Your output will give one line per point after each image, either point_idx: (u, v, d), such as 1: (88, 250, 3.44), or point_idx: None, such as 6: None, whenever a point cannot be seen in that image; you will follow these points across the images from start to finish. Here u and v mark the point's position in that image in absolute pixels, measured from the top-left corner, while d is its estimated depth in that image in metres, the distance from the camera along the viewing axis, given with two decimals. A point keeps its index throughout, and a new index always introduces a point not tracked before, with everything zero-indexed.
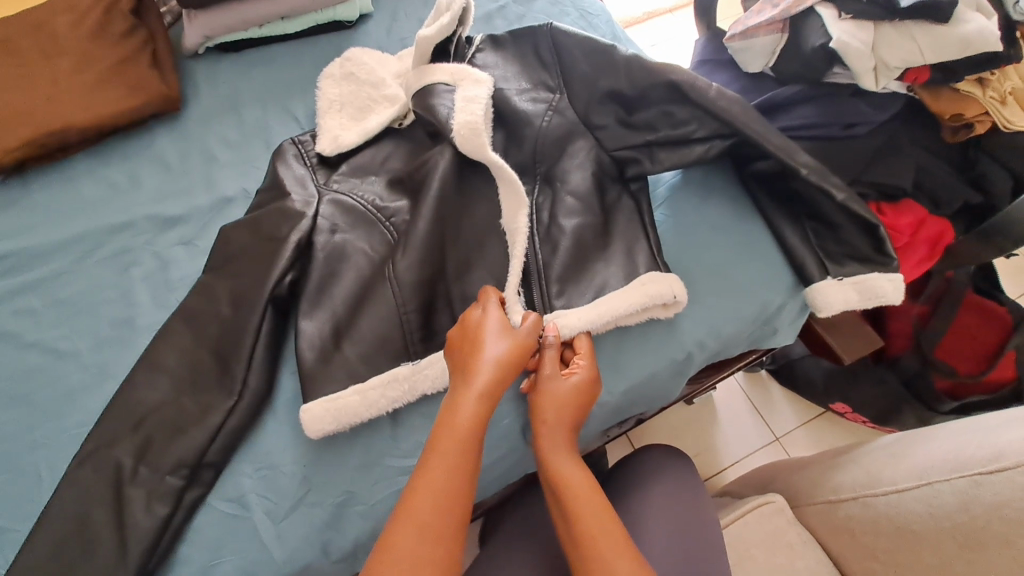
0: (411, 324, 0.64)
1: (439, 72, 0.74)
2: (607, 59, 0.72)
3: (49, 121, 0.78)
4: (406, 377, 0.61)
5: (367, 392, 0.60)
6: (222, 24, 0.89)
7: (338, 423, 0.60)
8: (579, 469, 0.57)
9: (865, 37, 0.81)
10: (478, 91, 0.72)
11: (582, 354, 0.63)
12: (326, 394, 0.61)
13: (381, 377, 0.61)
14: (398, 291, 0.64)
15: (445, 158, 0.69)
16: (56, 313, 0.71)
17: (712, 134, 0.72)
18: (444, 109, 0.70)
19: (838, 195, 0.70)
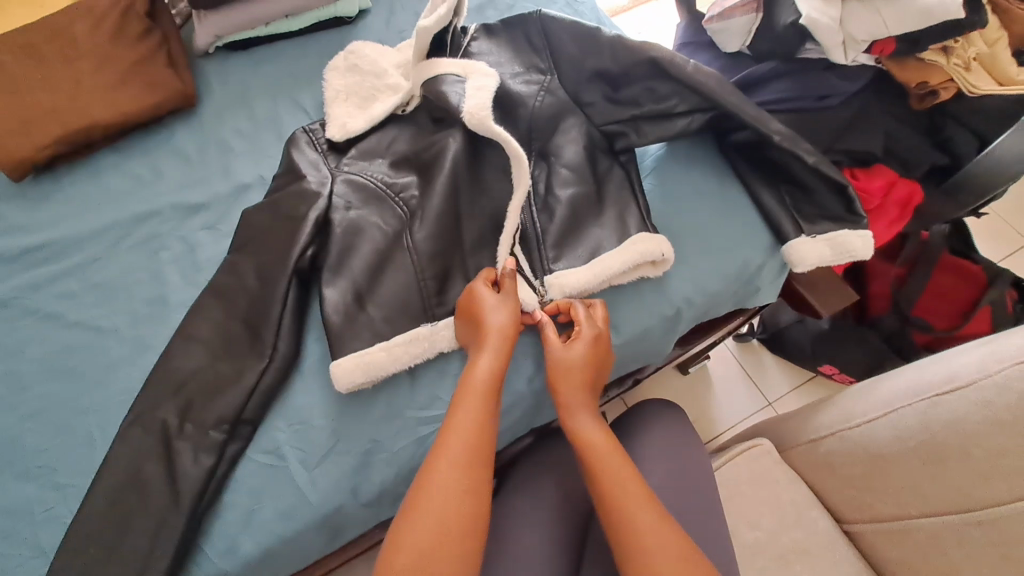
0: (428, 287, 0.71)
1: (446, 63, 0.80)
2: (593, 41, 0.78)
3: (76, 119, 0.84)
4: (425, 336, 0.68)
5: (392, 348, 0.67)
6: (231, 24, 0.95)
7: (367, 376, 0.66)
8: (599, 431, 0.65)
9: (833, 13, 0.87)
10: (487, 81, 0.78)
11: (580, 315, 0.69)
12: (355, 351, 0.67)
13: (403, 336, 0.67)
14: (415, 259, 0.72)
15: (457, 141, 0.76)
16: (94, 294, 0.77)
17: (693, 108, 0.79)
18: (455, 96, 0.76)
19: (810, 158, 0.77)
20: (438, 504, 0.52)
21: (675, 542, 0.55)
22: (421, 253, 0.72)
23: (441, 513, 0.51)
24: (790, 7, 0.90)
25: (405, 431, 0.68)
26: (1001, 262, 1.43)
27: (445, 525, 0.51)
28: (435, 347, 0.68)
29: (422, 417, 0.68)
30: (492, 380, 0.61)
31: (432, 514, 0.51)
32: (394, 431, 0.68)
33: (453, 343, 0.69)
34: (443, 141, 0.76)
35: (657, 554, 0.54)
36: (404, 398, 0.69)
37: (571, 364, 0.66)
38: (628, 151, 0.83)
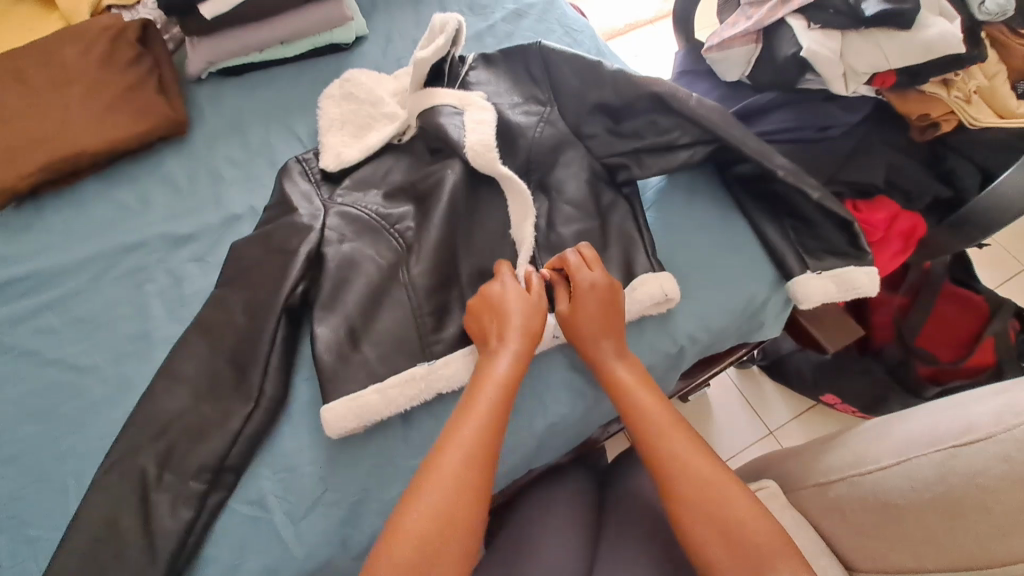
0: (426, 324, 0.69)
1: (444, 95, 0.79)
2: (595, 74, 0.78)
3: (63, 147, 0.82)
4: (421, 377, 0.65)
5: (386, 391, 0.64)
6: (226, 50, 0.93)
7: (360, 420, 0.63)
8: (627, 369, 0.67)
9: (833, 45, 0.91)
10: (484, 113, 0.76)
11: (590, 262, 0.69)
12: (348, 394, 0.64)
13: (399, 377, 0.65)
14: (411, 300, 0.69)
15: (456, 171, 0.74)
16: (74, 330, 0.74)
17: (695, 140, 0.79)
18: (456, 131, 0.75)
19: (814, 194, 0.77)
20: (437, 506, 0.52)
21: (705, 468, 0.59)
22: (418, 293, 0.69)
23: (440, 509, 0.52)
24: (790, 40, 0.93)
25: (398, 478, 0.65)
26: (999, 288, 1.42)
27: (445, 522, 0.51)
28: (432, 389, 0.65)
29: (417, 464, 0.65)
30: (512, 369, 0.61)
31: (429, 517, 0.51)
32: (387, 478, 0.64)
33: (450, 384, 0.66)
34: (439, 174, 0.75)
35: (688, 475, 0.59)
36: (398, 443, 0.66)
37: (584, 310, 0.67)
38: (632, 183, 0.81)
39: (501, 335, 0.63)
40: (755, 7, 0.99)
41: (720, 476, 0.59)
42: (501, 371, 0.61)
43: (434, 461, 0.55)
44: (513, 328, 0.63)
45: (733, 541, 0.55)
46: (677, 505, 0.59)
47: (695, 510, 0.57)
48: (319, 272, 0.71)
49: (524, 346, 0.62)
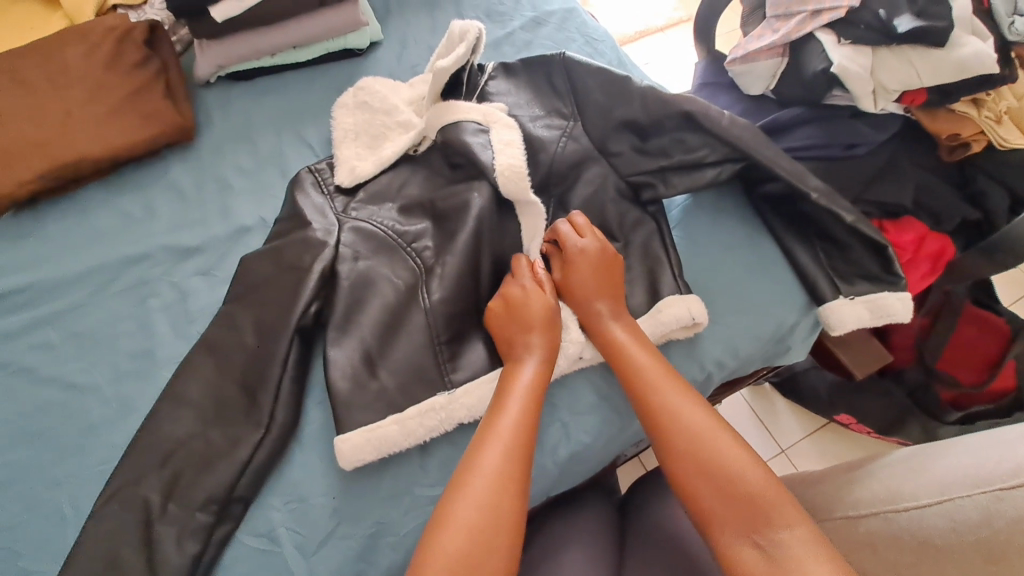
0: (444, 354, 0.67)
1: (469, 109, 0.76)
2: (622, 89, 0.76)
3: (65, 153, 0.79)
4: (441, 407, 0.63)
5: (406, 422, 0.62)
6: (236, 54, 0.89)
7: (379, 453, 0.61)
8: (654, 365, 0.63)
9: (863, 62, 0.88)
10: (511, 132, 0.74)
11: (582, 231, 0.70)
12: (365, 424, 0.62)
13: (417, 408, 0.63)
14: (431, 332, 0.67)
15: (484, 195, 0.72)
16: (73, 346, 0.70)
17: (723, 158, 0.76)
18: (484, 152, 0.72)
19: (848, 217, 0.75)
20: (477, 511, 0.52)
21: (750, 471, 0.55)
22: (439, 326, 0.67)
23: (477, 516, 0.52)
24: (819, 56, 0.91)
25: (414, 511, 0.61)
26: (1016, 307, 1.40)
27: (485, 527, 0.51)
28: (453, 419, 0.63)
29: (434, 496, 0.62)
30: (537, 377, 0.62)
31: (470, 524, 0.51)
32: (403, 511, 0.61)
33: (472, 414, 0.64)
34: (462, 195, 0.72)
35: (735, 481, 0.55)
36: (414, 473, 0.63)
37: (580, 280, 0.68)
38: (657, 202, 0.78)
39: (524, 338, 0.64)
40: (782, 20, 0.96)
41: (761, 481, 0.54)
42: (531, 373, 0.62)
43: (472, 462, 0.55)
44: (536, 332, 0.64)
45: (731, 485, 0.55)
46: (715, 516, 0.55)
47: (736, 519, 0.53)
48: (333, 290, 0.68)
49: (548, 349, 0.64)
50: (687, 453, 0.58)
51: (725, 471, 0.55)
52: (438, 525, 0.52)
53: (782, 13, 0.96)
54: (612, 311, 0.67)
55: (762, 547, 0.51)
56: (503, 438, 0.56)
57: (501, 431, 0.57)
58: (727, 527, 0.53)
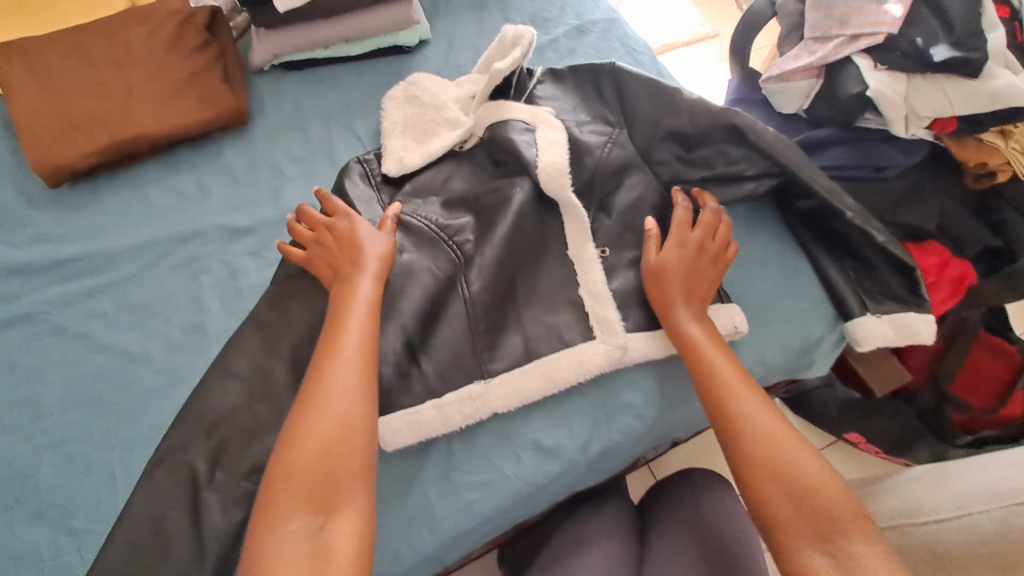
0: (479, 342, 0.69)
1: (517, 109, 0.79)
2: (669, 100, 0.78)
3: (125, 130, 0.82)
4: (477, 396, 0.67)
5: (444, 408, 0.65)
6: (291, 44, 0.92)
7: (415, 437, 0.65)
8: (729, 363, 0.65)
9: (898, 87, 0.91)
10: (556, 133, 0.76)
11: (717, 236, 0.73)
12: (406, 408, 0.65)
13: (456, 395, 0.66)
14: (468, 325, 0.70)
15: (525, 189, 0.75)
16: (126, 317, 0.73)
17: (763, 172, 0.78)
18: (529, 150, 0.75)
19: (879, 237, 0.77)
20: (330, 425, 0.53)
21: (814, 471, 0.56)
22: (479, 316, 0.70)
23: (325, 436, 0.53)
24: (856, 78, 0.93)
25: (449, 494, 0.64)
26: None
27: (334, 444, 0.53)
28: (487, 408, 0.67)
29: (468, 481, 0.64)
30: (374, 292, 0.63)
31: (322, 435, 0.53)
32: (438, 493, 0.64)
33: (504, 405, 0.67)
34: (506, 191, 0.75)
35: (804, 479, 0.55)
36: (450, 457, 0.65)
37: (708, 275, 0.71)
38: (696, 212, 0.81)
39: (353, 266, 0.65)
40: (819, 42, 0.98)
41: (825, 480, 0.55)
42: (367, 295, 0.62)
43: (324, 378, 0.56)
44: (368, 265, 0.65)
45: (798, 486, 0.55)
46: (774, 507, 0.55)
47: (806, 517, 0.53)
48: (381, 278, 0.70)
49: (378, 275, 0.65)
50: (754, 454, 0.58)
51: (792, 472, 0.56)
52: (283, 449, 0.53)
53: (820, 35, 0.98)
54: (690, 312, 0.68)
55: (834, 557, 0.50)
56: (348, 360, 0.58)
57: (344, 357, 0.58)
58: (797, 533, 0.53)
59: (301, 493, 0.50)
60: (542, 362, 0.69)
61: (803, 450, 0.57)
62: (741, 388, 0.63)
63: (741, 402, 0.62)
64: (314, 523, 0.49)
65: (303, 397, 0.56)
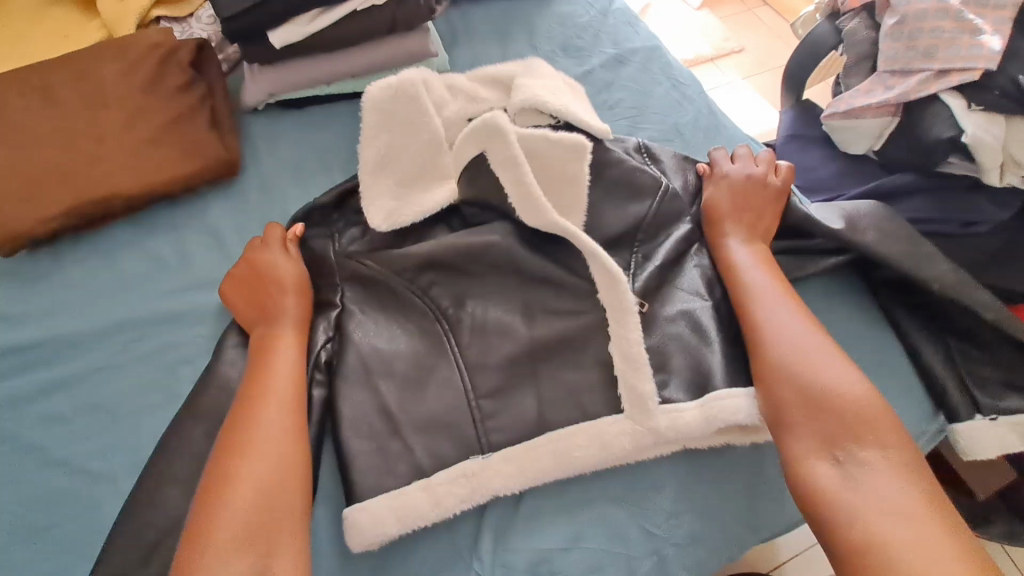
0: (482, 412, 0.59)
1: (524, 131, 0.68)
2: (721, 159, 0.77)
3: (96, 188, 0.70)
4: (473, 474, 0.56)
5: (432, 488, 0.55)
6: (292, 82, 0.80)
7: (402, 526, 0.54)
8: (792, 313, 0.61)
9: (998, 132, 0.78)
10: (573, 188, 0.67)
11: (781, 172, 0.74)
12: (389, 490, 0.55)
13: (446, 473, 0.56)
14: (483, 432, 0.58)
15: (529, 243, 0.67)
16: (89, 421, 0.61)
17: (836, 245, 0.72)
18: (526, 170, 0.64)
19: (993, 314, 0.64)
20: (263, 469, 0.49)
21: (900, 450, 0.51)
22: (506, 428, 0.59)
23: (263, 480, 0.49)
24: (947, 120, 0.81)
25: None
26: None
27: (274, 487, 0.49)
28: (485, 488, 0.56)
29: None
30: (297, 343, 0.59)
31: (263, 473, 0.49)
32: None
33: (508, 484, 0.56)
34: (507, 262, 0.65)
35: (896, 476, 0.49)
36: None
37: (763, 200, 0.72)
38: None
39: (271, 284, 0.63)
40: (897, 76, 0.86)
41: (908, 461, 0.50)
42: (294, 317, 0.61)
43: (252, 419, 0.52)
44: (290, 277, 0.64)
45: (836, 403, 0.53)
46: (847, 493, 0.49)
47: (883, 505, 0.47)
48: (380, 365, 0.60)
49: (303, 297, 0.63)
50: (839, 440, 0.52)
51: (833, 387, 0.54)
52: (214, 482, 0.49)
53: (898, 69, 0.85)
54: (742, 237, 0.68)
55: (865, 453, 0.51)
56: (280, 400, 0.54)
57: (277, 398, 0.54)
58: (823, 440, 0.52)
59: (235, 529, 0.46)
60: (555, 437, 0.58)
61: (858, 373, 0.55)
62: (815, 347, 0.57)
63: (805, 358, 0.57)
64: (257, 559, 0.46)
65: (226, 447, 0.51)
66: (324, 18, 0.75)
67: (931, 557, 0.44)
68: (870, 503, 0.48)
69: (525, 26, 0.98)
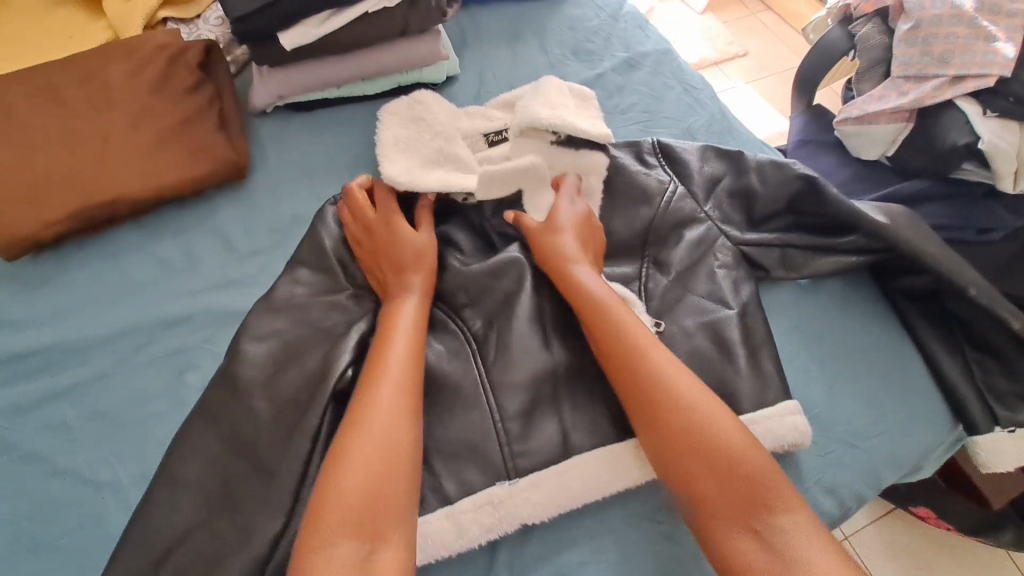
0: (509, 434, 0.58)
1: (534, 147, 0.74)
2: (733, 158, 0.75)
3: (101, 191, 0.69)
4: (500, 501, 0.55)
5: (457, 515, 0.54)
6: (301, 84, 0.79)
7: (428, 555, 0.53)
8: (627, 317, 0.58)
9: (1012, 138, 0.78)
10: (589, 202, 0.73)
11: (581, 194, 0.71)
12: (416, 517, 0.54)
13: (473, 501, 0.55)
14: (507, 449, 0.58)
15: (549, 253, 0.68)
16: (93, 430, 0.59)
17: (856, 244, 0.70)
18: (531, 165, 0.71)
19: (1016, 323, 0.63)
20: (370, 452, 0.48)
21: (753, 449, 0.49)
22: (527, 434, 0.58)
23: (366, 467, 0.47)
24: (962, 127, 0.80)
25: None
26: None
27: (377, 469, 0.47)
28: (512, 517, 0.55)
29: None
30: (416, 316, 0.59)
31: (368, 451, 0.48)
32: None
33: (535, 512, 0.55)
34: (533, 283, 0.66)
35: (757, 467, 0.48)
36: None
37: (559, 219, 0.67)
38: (769, 288, 0.72)
39: (386, 277, 0.63)
40: (912, 81, 0.85)
41: (742, 441, 0.49)
42: (413, 310, 0.59)
43: (365, 402, 0.51)
44: (421, 271, 0.63)
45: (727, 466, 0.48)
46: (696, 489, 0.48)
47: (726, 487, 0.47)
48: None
49: (429, 289, 0.62)
50: (699, 450, 0.49)
51: (702, 438, 0.50)
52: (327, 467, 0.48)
53: (913, 74, 0.84)
54: (590, 271, 0.63)
55: (763, 539, 0.45)
56: (394, 382, 0.52)
57: (390, 378, 0.53)
58: (727, 514, 0.47)
59: (348, 516, 0.44)
60: (581, 462, 0.57)
61: (720, 415, 0.51)
62: (649, 345, 0.56)
63: (666, 371, 0.54)
64: (361, 545, 0.44)
65: (340, 435, 0.49)
66: (336, 20, 0.74)
67: (783, 549, 0.44)
68: (717, 497, 0.47)
69: (535, 28, 0.97)
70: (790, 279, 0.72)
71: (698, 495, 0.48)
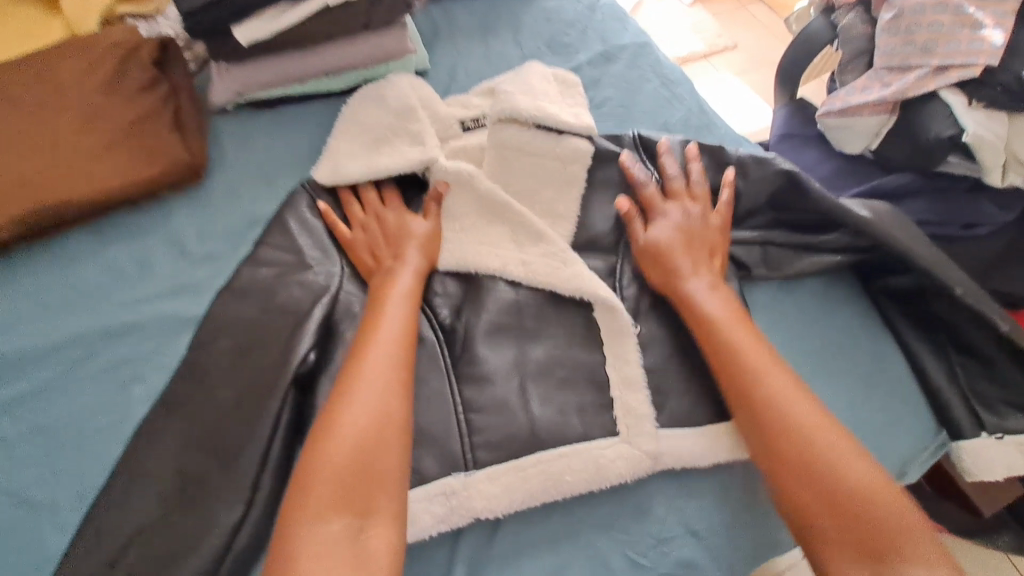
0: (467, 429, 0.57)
1: (514, 135, 0.71)
2: (716, 151, 0.72)
3: (47, 195, 0.66)
4: (456, 492, 0.53)
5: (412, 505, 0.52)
6: (262, 81, 0.76)
7: None
8: (752, 340, 0.57)
9: (998, 129, 0.75)
10: (570, 188, 0.70)
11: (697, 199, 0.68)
12: None
13: (426, 490, 0.53)
14: (471, 457, 0.55)
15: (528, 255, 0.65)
16: (33, 444, 0.57)
17: (840, 244, 0.68)
18: (506, 156, 0.70)
19: (1002, 325, 0.60)
20: (364, 416, 0.49)
21: (893, 507, 0.47)
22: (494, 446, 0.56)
23: (359, 428, 0.49)
24: (946, 119, 0.78)
25: None
26: None
27: (371, 433, 0.49)
28: (466, 508, 0.53)
29: None
30: (418, 278, 0.61)
31: (358, 427, 0.48)
32: None
33: (490, 506, 0.53)
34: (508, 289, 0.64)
35: (888, 521, 0.46)
36: None
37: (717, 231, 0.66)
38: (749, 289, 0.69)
39: (387, 250, 0.63)
40: (895, 72, 0.83)
41: (876, 484, 0.48)
42: (410, 278, 0.61)
43: (356, 366, 0.52)
44: (418, 239, 0.64)
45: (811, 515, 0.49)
46: (814, 538, 0.48)
47: (853, 541, 0.46)
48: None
49: (427, 260, 0.63)
50: (809, 481, 0.49)
51: (803, 468, 0.50)
52: (310, 449, 0.48)
53: (896, 65, 0.82)
54: (701, 280, 0.62)
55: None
56: (387, 351, 0.54)
57: (381, 343, 0.54)
58: (841, 551, 0.46)
59: (330, 490, 0.46)
60: (545, 458, 0.55)
61: (844, 450, 0.50)
62: (767, 373, 0.55)
63: (770, 414, 0.53)
64: (352, 512, 0.45)
65: (325, 415, 0.50)
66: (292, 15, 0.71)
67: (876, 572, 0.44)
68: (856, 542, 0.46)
69: (509, 19, 0.94)
70: (772, 277, 0.70)
71: (807, 512, 0.49)
